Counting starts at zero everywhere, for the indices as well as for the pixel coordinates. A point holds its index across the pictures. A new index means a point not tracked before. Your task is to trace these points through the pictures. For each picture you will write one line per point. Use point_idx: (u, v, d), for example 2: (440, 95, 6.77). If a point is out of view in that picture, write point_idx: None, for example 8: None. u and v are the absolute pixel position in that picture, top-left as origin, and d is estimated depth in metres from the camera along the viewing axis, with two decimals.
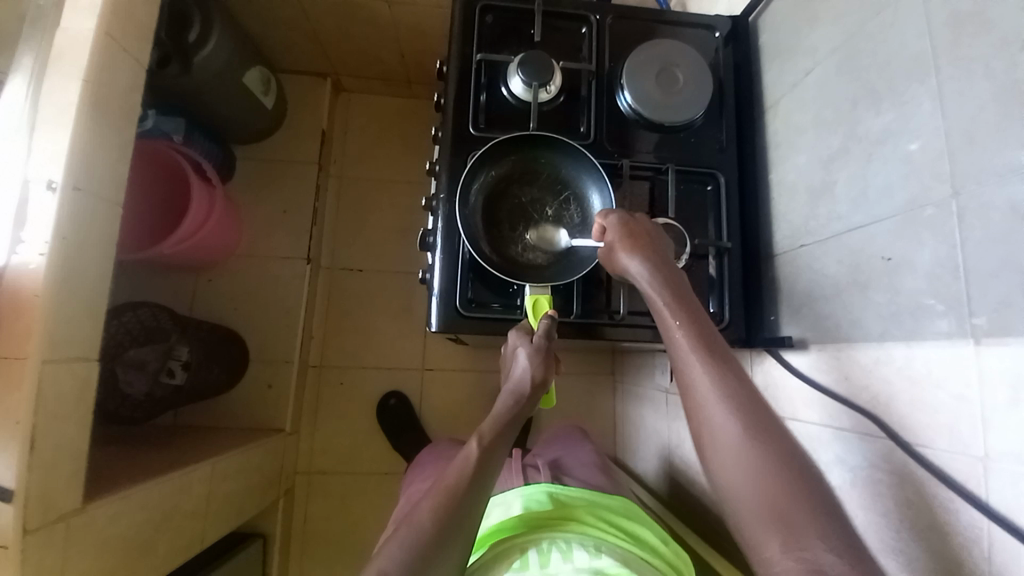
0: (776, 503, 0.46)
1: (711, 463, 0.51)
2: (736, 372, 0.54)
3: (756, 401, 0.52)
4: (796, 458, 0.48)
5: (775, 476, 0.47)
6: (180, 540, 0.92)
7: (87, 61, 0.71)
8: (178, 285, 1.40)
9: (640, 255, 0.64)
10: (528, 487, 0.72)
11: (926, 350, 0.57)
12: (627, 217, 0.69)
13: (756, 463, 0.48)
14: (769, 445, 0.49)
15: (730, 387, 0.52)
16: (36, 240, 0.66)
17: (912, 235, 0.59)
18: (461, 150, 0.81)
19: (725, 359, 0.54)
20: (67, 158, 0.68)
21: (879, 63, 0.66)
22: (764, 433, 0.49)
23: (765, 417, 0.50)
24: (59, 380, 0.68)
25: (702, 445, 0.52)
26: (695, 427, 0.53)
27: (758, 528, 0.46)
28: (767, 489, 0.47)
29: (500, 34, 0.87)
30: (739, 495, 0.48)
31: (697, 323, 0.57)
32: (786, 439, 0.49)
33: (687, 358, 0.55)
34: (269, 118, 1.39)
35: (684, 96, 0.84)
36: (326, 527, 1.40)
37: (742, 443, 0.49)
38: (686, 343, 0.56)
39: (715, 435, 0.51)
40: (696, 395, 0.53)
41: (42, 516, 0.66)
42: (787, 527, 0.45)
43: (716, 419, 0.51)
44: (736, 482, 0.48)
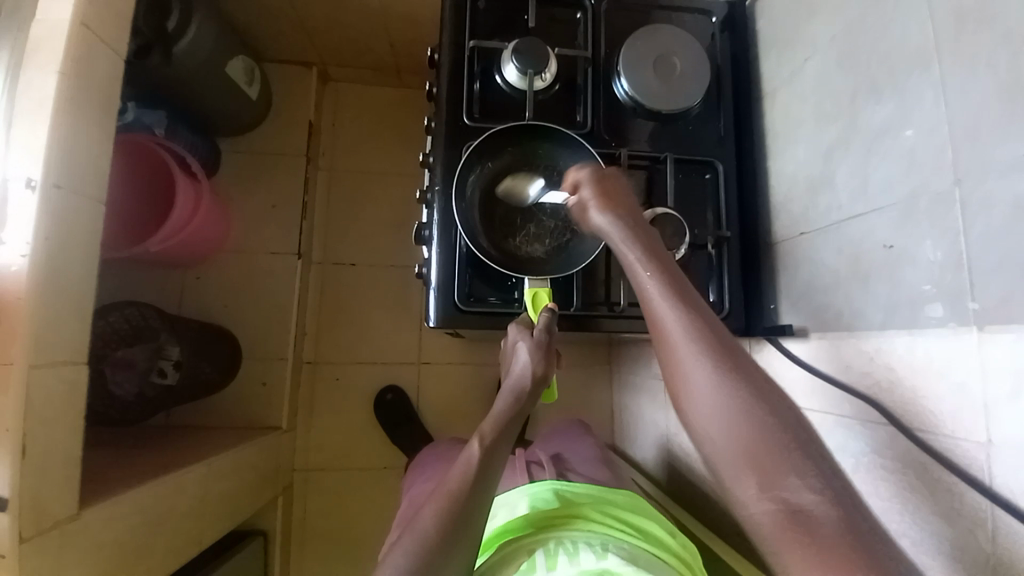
0: (752, 452, 0.45)
1: (686, 412, 0.50)
2: (705, 317, 0.52)
3: (727, 346, 0.50)
4: (776, 408, 0.47)
5: (748, 420, 0.46)
6: (178, 540, 0.91)
7: (62, 53, 0.68)
8: (165, 283, 1.37)
9: (611, 211, 0.61)
10: (533, 487, 0.73)
11: (929, 339, 0.57)
12: (599, 172, 0.66)
13: (734, 414, 0.47)
14: (741, 389, 0.48)
15: (704, 336, 0.50)
16: (16, 242, 0.63)
17: (914, 226, 0.59)
18: (455, 142, 0.79)
19: (694, 305, 0.53)
20: (45, 154, 0.65)
21: (880, 53, 0.65)
22: (737, 378, 0.48)
23: (738, 362, 0.49)
24: (49, 385, 0.66)
25: (676, 395, 0.51)
26: (669, 376, 0.52)
27: (734, 476, 0.46)
28: (740, 435, 0.46)
29: (493, 20, 0.84)
30: (713, 443, 0.47)
31: (669, 274, 0.55)
32: (763, 388, 0.48)
33: (661, 311, 0.53)
34: (254, 110, 1.36)
35: (681, 83, 0.82)
36: (326, 523, 1.39)
37: (714, 389, 0.48)
38: (658, 293, 0.54)
39: (690, 387, 0.49)
40: (669, 346, 0.52)
41: (36, 525, 0.64)
42: (761, 473, 0.44)
43: (691, 370, 0.50)
44: (708, 428, 0.48)
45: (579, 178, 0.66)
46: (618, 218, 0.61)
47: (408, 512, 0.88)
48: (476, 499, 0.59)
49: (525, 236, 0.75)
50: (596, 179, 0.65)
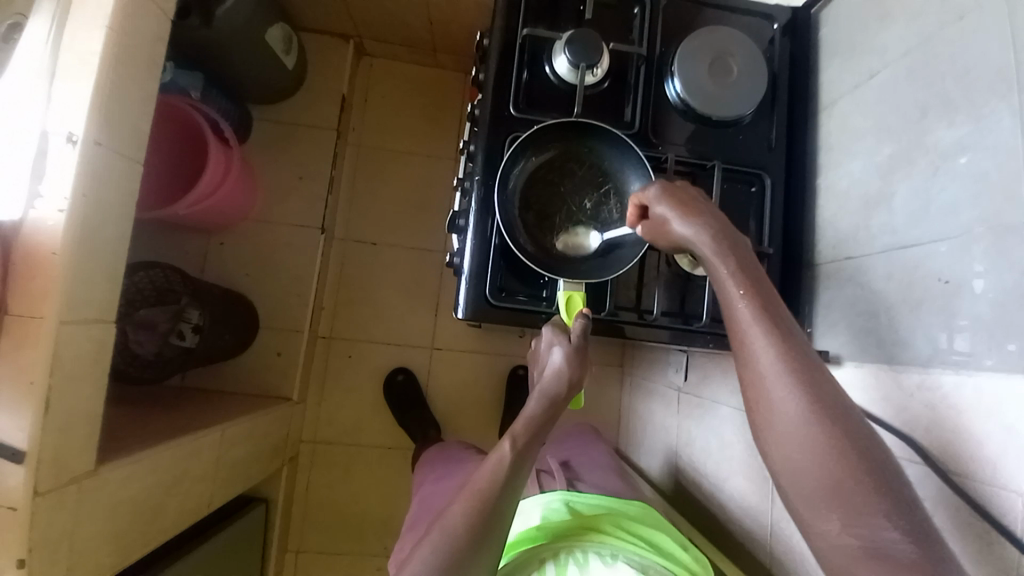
0: (839, 482, 0.45)
1: (769, 441, 0.49)
2: (802, 346, 0.50)
3: (823, 375, 0.49)
4: (870, 445, 0.46)
5: (839, 453, 0.45)
6: (188, 502, 0.93)
7: (110, 9, 0.67)
8: (189, 246, 1.37)
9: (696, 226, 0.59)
10: (544, 496, 0.75)
11: (980, 379, 0.54)
12: (668, 186, 0.63)
13: (826, 447, 0.46)
14: (835, 424, 0.46)
15: (800, 368, 0.49)
16: (54, 196, 0.63)
17: (975, 257, 0.57)
18: (500, 130, 0.77)
19: (791, 335, 0.51)
20: (89, 111, 0.65)
21: (956, 73, 0.61)
22: (830, 413, 0.47)
23: (834, 395, 0.48)
24: (78, 342, 0.67)
25: (759, 424, 0.50)
26: (751, 403, 0.51)
27: (815, 505, 0.46)
28: (830, 466, 0.45)
29: (547, 8, 0.82)
30: (800, 474, 0.47)
31: (762, 298, 0.53)
32: (857, 424, 0.47)
33: (753, 338, 0.51)
34: (290, 78, 1.34)
35: (736, 88, 0.79)
36: (328, 495, 1.41)
37: (807, 424, 0.47)
38: (750, 320, 0.52)
39: (777, 416, 0.48)
40: (757, 376, 0.50)
41: (54, 479, 0.65)
42: (846, 507, 0.44)
43: (780, 399, 0.48)
44: (794, 459, 0.47)
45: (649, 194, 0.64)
46: (703, 233, 0.58)
47: (425, 513, 0.89)
48: (501, 502, 0.59)
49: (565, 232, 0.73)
50: (672, 194, 0.62)
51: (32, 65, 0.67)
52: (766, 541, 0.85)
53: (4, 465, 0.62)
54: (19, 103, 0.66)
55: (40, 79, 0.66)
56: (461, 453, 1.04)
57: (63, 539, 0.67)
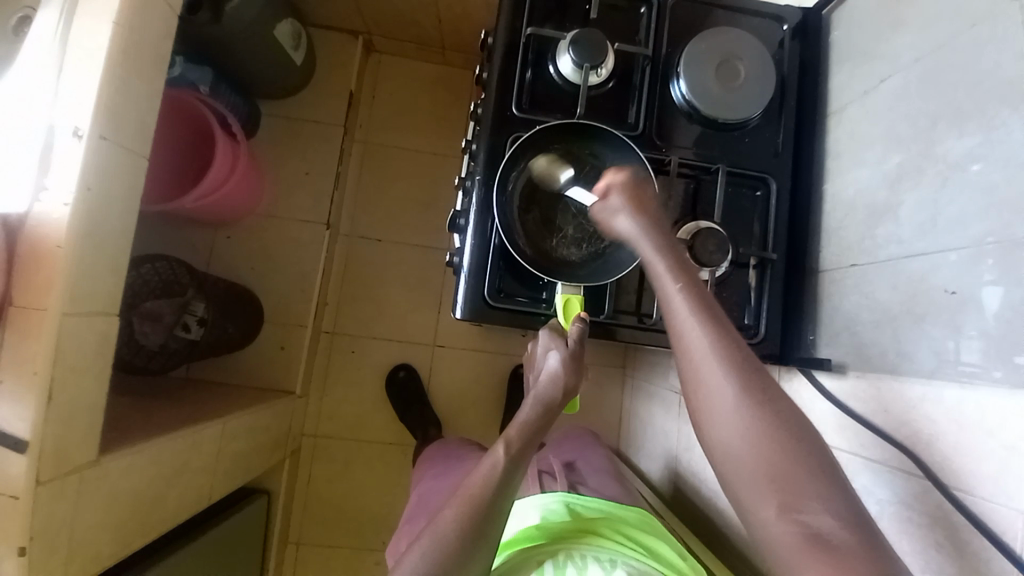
0: (775, 466, 0.45)
1: (706, 426, 0.49)
2: (731, 331, 0.51)
3: (750, 359, 0.50)
4: (804, 433, 0.46)
5: (770, 439, 0.46)
6: (187, 493, 0.94)
7: (117, 3, 0.68)
8: (196, 239, 1.39)
9: (638, 217, 0.60)
10: (544, 498, 0.76)
11: (983, 394, 0.53)
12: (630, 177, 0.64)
13: (759, 427, 0.46)
14: (765, 407, 0.47)
15: (730, 352, 0.50)
16: (60, 190, 0.64)
17: (982, 271, 0.55)
18: (502, 131, 0.77)
19: (720, 320, 0.52)
20: (94, 106, 0.65)
21: (968, 80, 0.60)
22: (761, 397, 0.48)
23: (762, 379, 0.49)
24: (82, 334, 0.68)
25: (696, 410, 0.50)
26: (689, 390, 0.51)
27: (753, 491, 0.45)
28: (766, 455, 0.45)
29: (552, 7, 0.81)
30: (735, 458, 0.47)
31: (695, 287, 0.54)
32: (788, 410, 0.47)
33: (686, 325, 0.52)
34: (298, 74, 1.35)
35: (744, 92, 0.78)
36: (328, 490, 1.42)
37: (740, 406, 0.47)
38: (685, 309, 0.53)
39: (713, 401, 0.49)
40: (693, 362, 0.51)
41: (54, 468, 0.65)
42: (779, 490, 0.44)
43: (714, 384, 0.49)
44: (729, 445, 0.47)
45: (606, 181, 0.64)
46: (642, 224, 0.60)
47: (421, 512, 0.89)
48: (494, 505, 0.59)
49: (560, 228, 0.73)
50: (629, 184, 0.63)
51: (39, 58, 0.68)
52: None
53: (5, 454, 0.62)
54: (25, 97, 0.67)
55: (48, 74, 0.67)
56: (459, 452, 1.05)
57: (64, 528, 0.68)
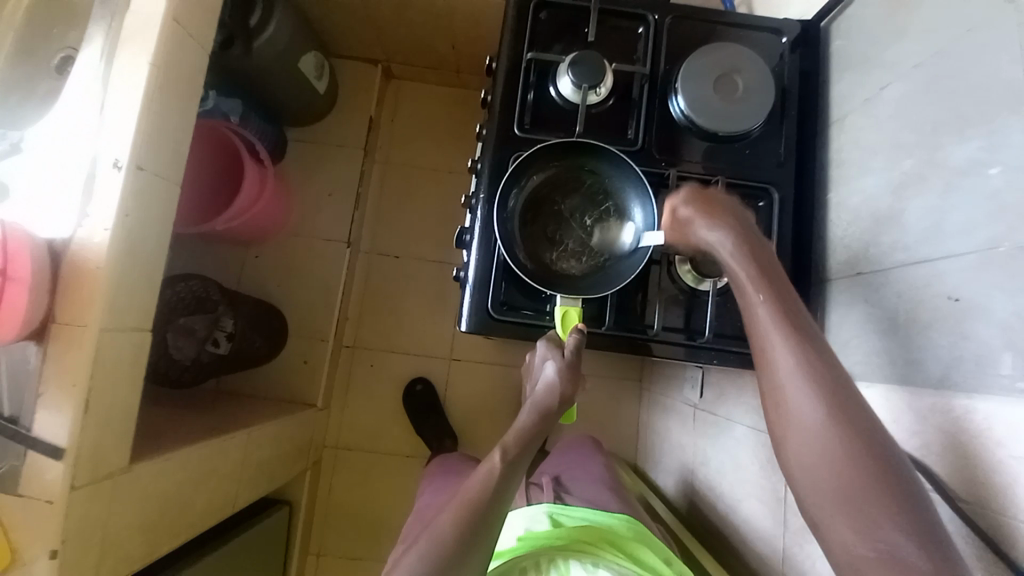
0: (853, 485, 0.46)
1: (788, 440, 0.50)
2: (822, 346, 0.52)
3: (841, 377, 0.50)
4: (894, 460, 0.46)
5: (854, 456, 0.46)
6: (213, 500, 0.98)
7: (154, 44, 0.75)
8: (227, 259, 1.47)
9: (721, 232, 0.61)
10: (529, 509, 0.80)
11: (991, 404, 0.52)
12: (698, 193, 0.66)
13: (841, 447, 0.47)
14: (852, 427, 0.48)
15: (818, 371, 0.50)
16: (101, 216, 0.70)
17: (988, 278, 0.54)
18: (505, 150, 0.80)
19: (809, 337, 0.52)
20: (133, 139, 0.72)
21: (967, 85, 0.59)
22: (847, 413, 0.48)
23: (851, 395, 0.49)
24: (118, 347, 0.73)
25: (778, 423, 0.51)
26: (770, 403, 0.52)
27: (831, 507, 0.46)
28: (844, 473, 0.46)
29: (553, 31, 0.85)
30: (819, 474, 0.48)
31: (783, 302, 0.55)
32: (876, 430, 0.48)
33: (772, 341, 0.53)
34: (321, 102, 1.43)
35: (743, 105, 0.79)
36: (347, 500, 1.45)
37: (825, 423, 0.48)
38: (769, 323, 0.54)
39: (796, 417, 0.50)
40: (776, 377, 0.52)
41: (89, 474, 0.71)
42: (861, 512, 0.45)
43: (797, 401, 0.50)
44: (811, 460, 0.48)
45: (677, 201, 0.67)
46: (727, 240, 0.61)
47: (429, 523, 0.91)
48: (490, 513, 0.60)
49: (563, 218, 0.76)
50: (698, 198, 0.65)
51: (86, 97, 0.75)
52: (779, 567, 0.82)
53: (45, 460, 0.68)
54: (76, 132, 0.74)
55: (92, 111, 0.74)
56: (469, 463, 1.06)
57: (96, 529, 0.73)
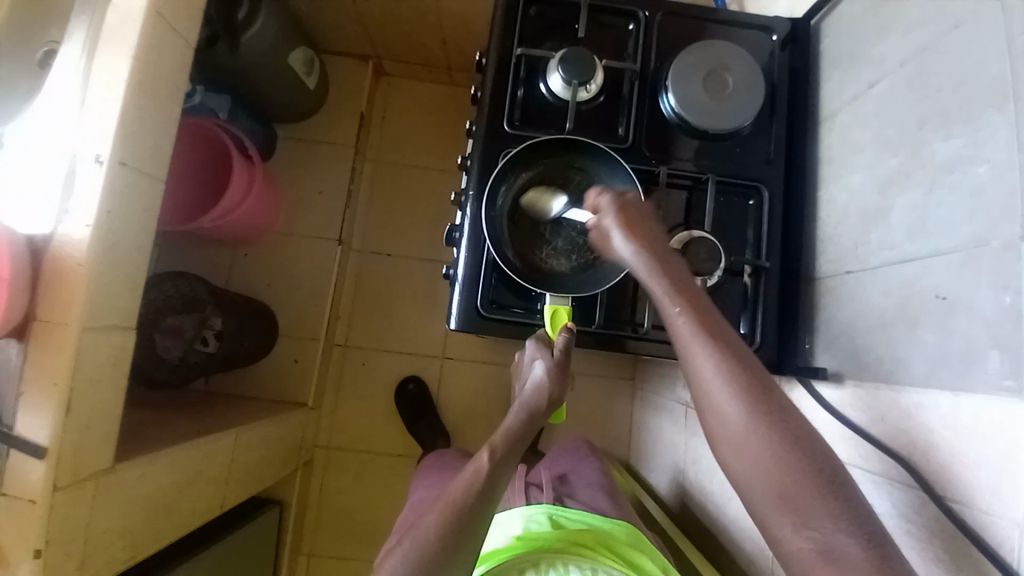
0: (784, 485, 0.46)
1: (723, 450, 0.51)
2: (739, 354, 0.52)
3: (760, 384, 0.51)
4: (818, 457, 0.47)
5: (780, 459, 0.47)
6: (200, 501, 0.97)
7: (137, 38, 0.73)
8: (216, 257, 1.45)
9: (636, 243, 0.61)
10: (529, 509, 0.78)
11: (976, 402, 0.52)
12: (620, 196, 0.65)
13: (767, 450, 0.48)
14: (774, 429, 0.48)
15: (736, 376, 0.51)
16: (83, 213, 0.69)
17: (973, 275, 0.54)
18: (494, 147, 0.79)
19: (728, 342, 0.53)
20: (115, 136, 0.71)
21: (953, 82, 0.59)
22: (772, 419, 0.49)
23: (773, 401, 0.50)
24: (100, 347, 0.72)
25: (713, 435, 0.52)
26: (704, 414, 0.53)
27: (768, 510, 0.47)
28: (775, 477, 0.47)
29: (543, 27, 0.84)
30: (756, 481, 0.48)
31: (698, 309, 0.55)
32: (799, 429, 0.48)
33: (693, 351, 0.54)
34: (311, 99, 1.41)
35: (732, 102, 0.79)
36: (338, 501, 1.45)
37: (749, 427, 0.49)
38: (689, 333, 0.54)
39: (724, 426, 0.50)
40: (703, 387, 0.52)
41: (71, 475, 0.69)
42: (797, 512, 0.45)
43: (722, 408, 0.50)
44: (745, 468, 0.49)
45: (602, 202, 0.65)
46: (642, 251, 0.61)
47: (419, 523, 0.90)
48: (477, 512, 0.60)
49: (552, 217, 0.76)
50: (619, 206, 0.64)
51: (66, 91, 0.73)
52: (768, 566, 0.82)
53: (25, 461, 0.66)
54: (57, 128, 0.73)
55: (73, 106, 0.73)
56: (460, 462, 1.06)
57: (79, 532, 0.72)
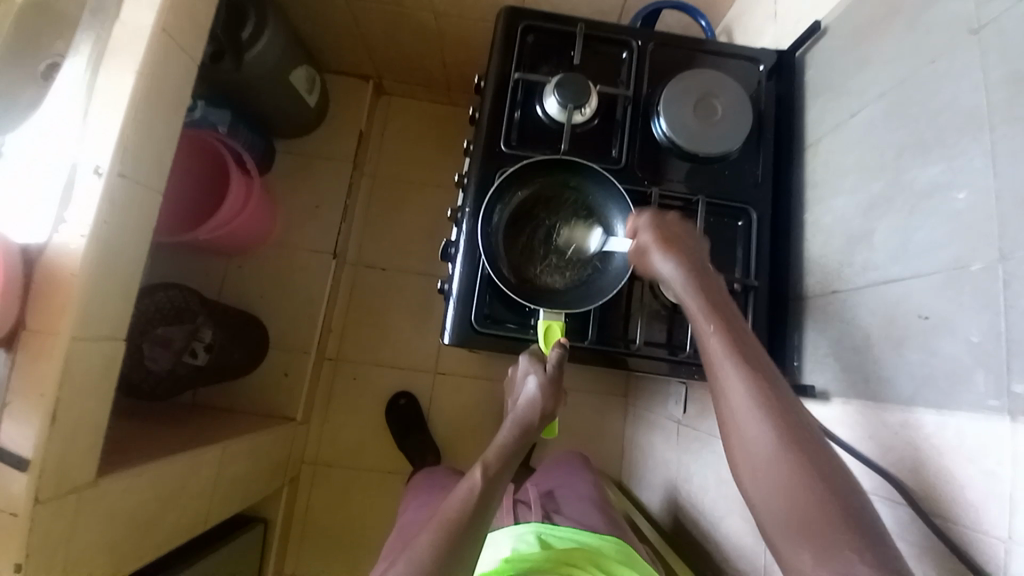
0: (806, 511, 0.45)
1: (741, 466, 0.50)
2: (770, 376, 0.52)
3: (791, 408, 0.50)
4: (845, 488, 0.46)
5: (805, 484, 0.46)
6: (184, 517, 0.95)
7: (143, 52, 0.75)
8: (210, 269, 1.45)
9: (673, 261, 0.63)
10: (517, 530, 0.78)
11: (961, 421, 0.53)
12: (661, 218, 0.67)
13: (790, 472, 0.47)
14: (801, 453, 0.48)
15: (766, 397, 0.51)
16: (79, 221, 0.69)
17: (954, 297, 0.56)
18: (491, 166, 0.81)
19: (757, 364, 0.53)
20: (115, 146, 0.72)
21: (931, 114, 0.62)
22: (800, 444, 0.48)
23: (803, 427, 0.49)
24: (88, 356, 0.71)
25: (734, 454, 0.51)
26: (726, 431, 0.53)
27: (786, 535, 0.46)
28: (794, 500, 0.46)
29: (540, 53, 0.87)
30: (774, 503, 0.47)
31: (731, 331, 0.56)
32: (826, 455, 0.48)
33: (724, 370, 0.54)
34: (311, 115, 1.44)
35: (721, 129, 0.82)
36: (325, 519, 1.41)
37: (775, 449, 0.48)
38: (721, 351, 0.55)
39: (749, 446, 0.50)
40: (730, 406, 0.52)
41: (54, 488, 0.68)
42: (814, 539, 0.44)
43: (749, 429, 0.50)
44: (763, 488, 0.48)
45: (640, 224, 0.68)
46: (679, 267, 0.62)
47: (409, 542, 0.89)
48: (470, 530, 0.59)
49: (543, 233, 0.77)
50: (657, 225, 0.66)
51: (68, 102, 0.74)
52: None
53: (8, 472, 0.65)
54: (57, 137, 0.73)
55: (75, 117, 0.74)
56: (450, 479, 1.04)
57: (59, 547, 0.70)
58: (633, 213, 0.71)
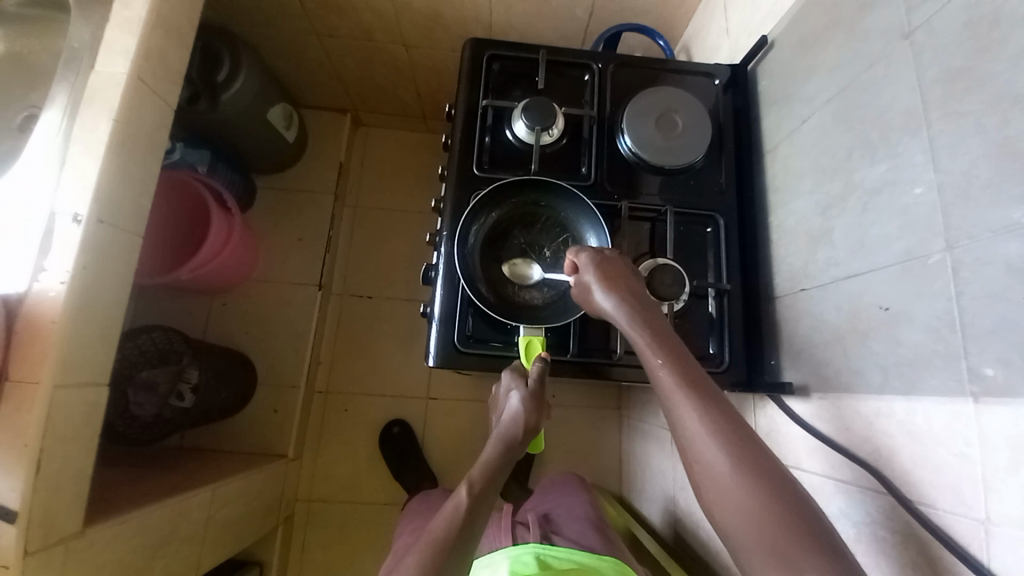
0: (773, 538, 0.46)
1: (706, 496, 0.51)
2: (719, 404, 0.54)
3: (744, 433, 0.52)
4: (806, 512, 0.47)
5: (768, 510, 0.47)
6: (177, 563, 0.93)
7: (119, 102, 0.77)
8: (193, 309, 1.44)
9: (615, 297, 0.65)
10: (515, 549, 0.77)
11: (928, 404, 0.55)
12: (597, 255, 0.70)
13: (752, 500, 0.48)
14: (760, 482, 0.48)
15: (721, 427, 0.52)
16: (58, 269, 0.70)
17: (910, 287, 0.59)
18: (465, 189, 0.84)
19: (709, 395, 0.55)
20: (90, 193, 0.72)
21: (874, 115, 0.66)
22: (759, 471, 0.49)
23: (758, 453, 0.50)
24: (70, 404, 0.71)
25: (699, 484, 0.52)
26: (689, 462, 0.53)
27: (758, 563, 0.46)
28: (761, 527, 0.47)
29: (506, 81, 0.91)
30: (742, 531, 0.48)
31: (680, 364, 0.58)
32: (784, 480, 0.49)
33: (678, 403, 0.55)
34: (291, 150, 1.47)
35: (684, 141, 0.86)
36: (322, 557, 1.38)
37: (738, 479, 0.49)
38: (672, 386, 0.56)
39: (711, 479, 0.51)
40: (688, 437, 0.53)
41: (42, 539, 0.67)
42: (780, 559, 0.45)
43: (709, 460, 0.51)
44: (731, 519, 0.49)
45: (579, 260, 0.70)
46: (621, 304, 0.65)
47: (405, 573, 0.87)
48: (457, 550, 0.59)
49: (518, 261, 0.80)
50: (597, 262, 0.69)
51: (44, 152, 0.76)
52: None
53: None
54: (32, 188, 0.74)
55: (50, 167, 0.75)
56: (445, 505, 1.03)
57: None
58: (572, 251, 0.73)
